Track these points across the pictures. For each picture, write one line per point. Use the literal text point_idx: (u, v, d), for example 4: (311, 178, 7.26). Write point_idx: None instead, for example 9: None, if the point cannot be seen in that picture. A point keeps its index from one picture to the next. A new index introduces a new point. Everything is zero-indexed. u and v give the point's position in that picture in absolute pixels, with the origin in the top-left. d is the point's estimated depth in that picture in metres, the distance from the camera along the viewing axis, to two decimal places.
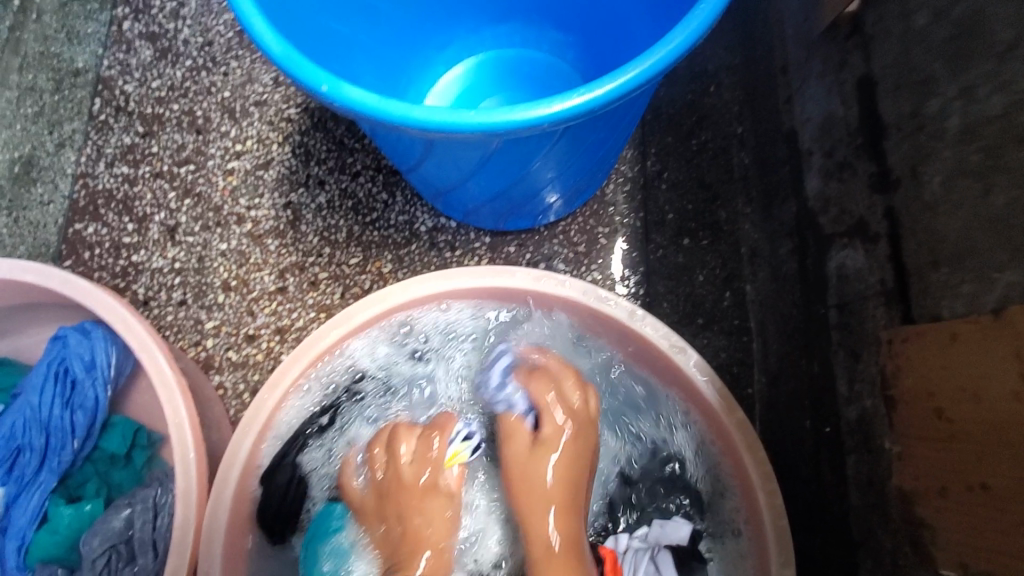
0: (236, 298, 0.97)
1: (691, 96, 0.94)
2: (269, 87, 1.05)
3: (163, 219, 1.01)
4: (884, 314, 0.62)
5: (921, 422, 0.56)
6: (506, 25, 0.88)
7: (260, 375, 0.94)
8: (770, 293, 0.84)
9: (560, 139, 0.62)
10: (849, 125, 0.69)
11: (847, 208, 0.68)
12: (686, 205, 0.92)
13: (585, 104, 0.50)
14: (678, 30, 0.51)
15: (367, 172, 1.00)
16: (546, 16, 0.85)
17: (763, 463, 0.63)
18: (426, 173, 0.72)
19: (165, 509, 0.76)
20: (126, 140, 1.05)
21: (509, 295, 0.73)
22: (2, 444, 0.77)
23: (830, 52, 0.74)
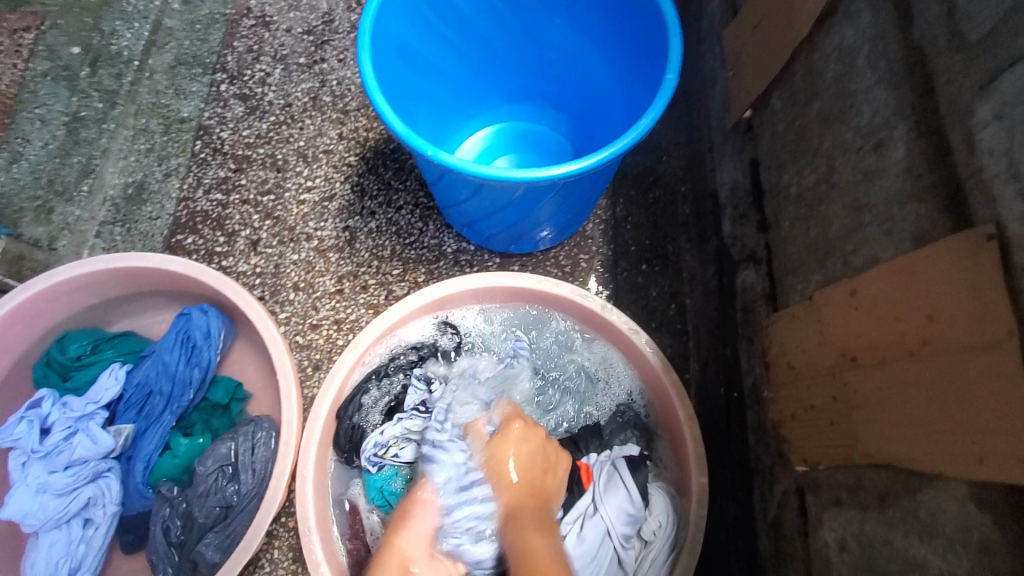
0: (304, 296, 1.26)
1: (648, 163, 1.30)
2: (334, 140, 1.39)
3: (248, 235, 1.31)
4: (765, 309, 0.96)
5: (782, 373, 0.88)
6: (519, 104, 1.23)
7: (320, 354, 1.22)
8: (702, 303, 1.17)
9: (560, 190, 0.96)
10: (746, 188, 1.04)
11: (746, 243, 1.03)
12: (644, 240, 1.26)
13: (581, 169, 0.84)
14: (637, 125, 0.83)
15: (408, 206, 1.33)
16: (549, 101, 1.22)
17: (687, 407, 0.94)
18: (465, 208, 1.05)
19: (260, 442, 1.01)
20: (220, 173, 1.36)
21: (518, 293, 1.05)
22: (137, 390, 1.04)
23: (736, 141, 1.10)
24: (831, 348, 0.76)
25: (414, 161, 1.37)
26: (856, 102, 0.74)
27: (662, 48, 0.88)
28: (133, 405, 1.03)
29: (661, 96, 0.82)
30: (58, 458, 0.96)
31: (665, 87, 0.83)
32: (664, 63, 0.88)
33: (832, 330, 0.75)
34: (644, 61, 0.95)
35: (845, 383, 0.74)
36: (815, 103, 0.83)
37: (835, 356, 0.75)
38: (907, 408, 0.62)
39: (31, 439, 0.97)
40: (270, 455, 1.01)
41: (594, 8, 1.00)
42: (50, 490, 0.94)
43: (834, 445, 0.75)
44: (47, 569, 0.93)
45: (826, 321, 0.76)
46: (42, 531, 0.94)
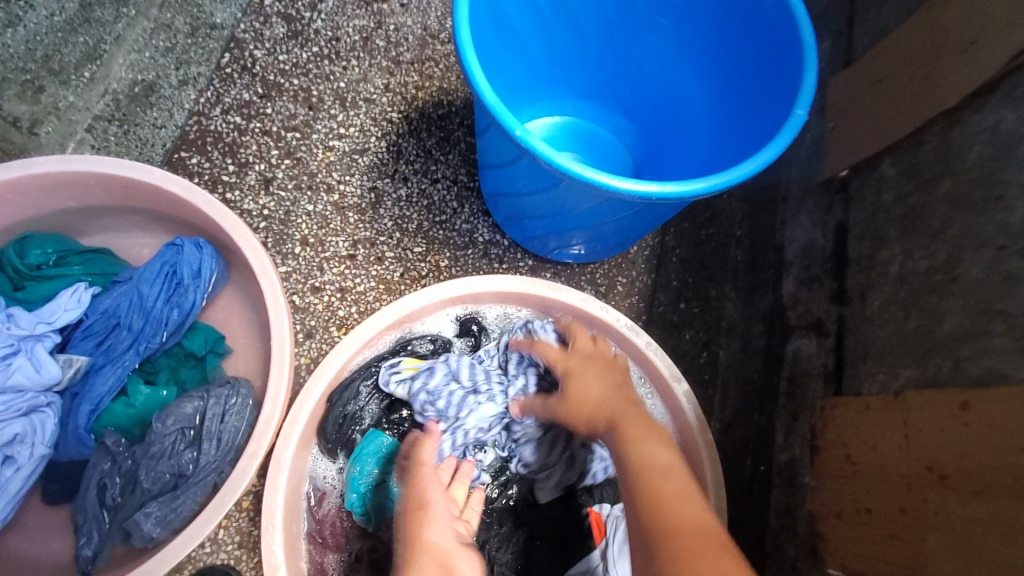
0: (311, 253, 1.12)
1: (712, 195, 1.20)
2: (379, 90, 1.24)
3: (262, 170, 1.16)
4: (822, 388, 0.89)
5: (834, 463, 0.81)
6: (584, 102, 1.11)
7: (316, 322, 1.09)
8: (738, 360, 1.07)
9: (633, 211, 0.83)
10: (824, 252, 0.96)
11: (811, 309, 0.96)
12: (688, 277, 1.15)
13: (683, 192, 0.70)
14: (757, 157, 0.71)
15: (445, 181, 1.20)
16: (618, 106, 1.09)
17: (718, 476, 0.85)
18: (522, 202, 0.93)
19: (232, 412, 0.86)
20: (244, 96, 1.20)
21: (554, 307, 0.93)
22: (101, 320, 0.88)
23: (821, 199, 1.02)
24: (913, 455, 0.69)
25: (461, 134, 1.24)
26: (1006, 195, 0.68)
27: (792, 83, 0.78)
28: (92, 335, 0.88)
29: (786, 133, 0.73)
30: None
31: (791, 124, 0.73)
32: (791, 99, 0.77)
33: (922, 436, 0.68)
34: (762, 90, 0.84)
35: (921, 497, 0.67)
36: (945, 182, 0.77)
37: (916, 467, 0.68)
38: (1006, 552, 0.57)
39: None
40: (241, 427, 0.86)
41: (710, 16, 0.88)
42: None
43: (890, 561, 0.68)
44: None
45: (916, 424, 0.69)
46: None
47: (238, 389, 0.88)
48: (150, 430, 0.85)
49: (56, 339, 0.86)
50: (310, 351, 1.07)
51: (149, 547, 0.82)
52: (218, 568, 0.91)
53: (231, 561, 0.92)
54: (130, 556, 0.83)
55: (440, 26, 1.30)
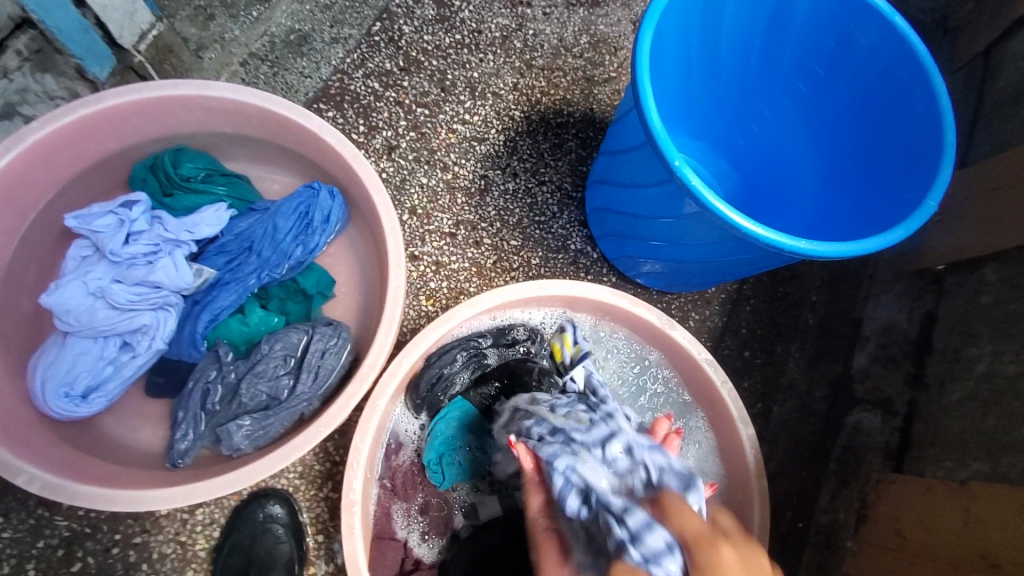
0: (416, 222, 1.19)
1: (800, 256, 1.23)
2: (508, 87, 1.31)
3: (388, 137, 1.23)
4: (880, 462, 0.94)
5: (883, 535, 0.85)
6: (700, 143, 1.15)
7: (408, 287, 1.15)
8: (793, 418, 1.10)
9: (744, 257, 0.88)
10: (907, 336, 1.01)
11: (881, 386, 1.01)
12: (758, 328, 1.19)
13: (811, 250, 0.75)
14: (886, 234, 0.76)
15: (550, 185, 1.26)
16: (730, 154, 1.14)
17: (764, 521, 0.88)
18: (636, 223, 0.98)
19: (332, 350, 0.93)
20: (386, 65, 1.27)
21: (637, 327, 0.99)
22: (234, 240, 0.96)
23: (912, 286, 1.07)
24: (972, 543, 0.73)
25: (574, 145, 1.30)
26: None
27: (926, 173, 0.82)
28: (224, 253, 0.95)
29: (915, 220, 0.77)
30: (128, 271, 0.88)
31: (920, 212, 0.78)
32: (922, 188, 0.82)
33: (984, 528, 0.73)
34: (890, 173, 0.88)
35: None
36: None
37: (969, 553, 0.73)
38: None
39: (112, 239, 0.88)
40: (336, 368, 0.92)
41: (852, 92, 0.94)
42: (107, 299, 0.87)
43: None
44: (63, 376, 0.85)
45: (980, 515, 0.74)
46: (77, 334, 0.87)
47: (341, 331, 0.95)
48: (257, 350, 0.92)
49: (192, 248, 0.93)
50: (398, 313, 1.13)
51: (233, 455, 0.88)
52: (281, 493, 0.97)
53: (290, 488, 0.98)
54: (213, 458, 0.90)
55: (575, 41, 1.37)
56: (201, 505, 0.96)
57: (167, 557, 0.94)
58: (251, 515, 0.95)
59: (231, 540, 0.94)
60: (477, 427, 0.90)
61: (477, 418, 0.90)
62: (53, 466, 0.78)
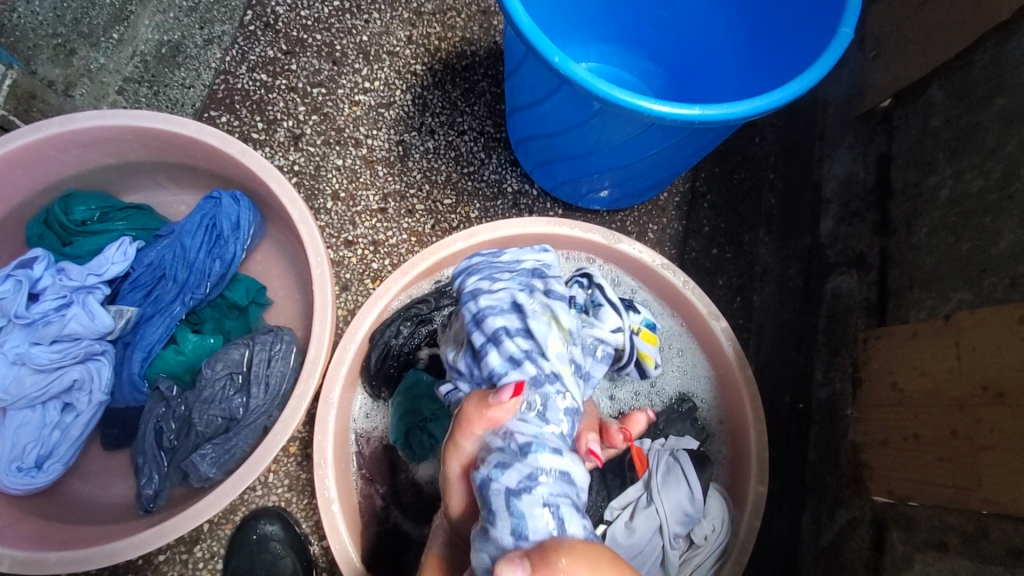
0: (342, 207, 1.13)
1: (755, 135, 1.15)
2: (402, 42, 1.23)
3: (290, 127, 1.16)
4: (865, 320, 0.89)
5: (880, 392, 0.81)
6: (612, 45, 1.05)
7: (351, 274, 1.10)
8: (774, 302, 1.06)
9: (667, 144, 0.81)
10: (866, 185, 0.95)
11: (851, 244, 0.95)
12: (720, 222, 1.13)
13: (728, 114, 0.68)
14: (804, 76, 0.69)
15: (472, 133, 1.19)
16: (647, 49, 1.03)
17: (757, 410, 0.84)
18: (555, 142, 0.92)
19: (278, 357, 0.88)
20: (268, 53, 1.19)
21: (586, 249, 0.93)
22: (148, 272, 0.91)
23: (861, 132, 1.00)
24: (966, 375, 0.69)
25: (486, 84, 1.22)
26: None
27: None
28: (141, 286, 0.91)
29: (833, 51, 0.70)
30: (43, 330, 0.83)
31: (837, 42, 0.71)
32: (836, 16, 0.74)
33: (974, 356, 0.68)
34: (802, 11, 0.80)
35: (972, 416, 0.67)
36: (999, 100, 0.75)
37: (969, 387, 0.68)
38: None
39: (17, 302, 0.83)
40: (287, 373, 0.88)
41: None
42: (30, 363, 0.82)
43: (937, 482, 0.70)
44: (9, 453, 0.81)
45: (969, 344, 0.69)
46: (11, 408, 0.82)
47: (283, 333, 0.90)
48: (200, 374, 0.88)
49: (106, 290, 0.89)
50: (347, 303, 1.08)
51: (205, 484, 0.85)
52: (271, 510, 0.94)
53: (281, 503, 0.96)
54: (188, 494, 0.87)
55: None
56: (196, 541, 0.94)
57: None
58: (245, 539, 0.92)
59: (233, 568, 0.92)
60: (432, 396, 0.85)
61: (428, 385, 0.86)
62: (20, 542, 0.76)
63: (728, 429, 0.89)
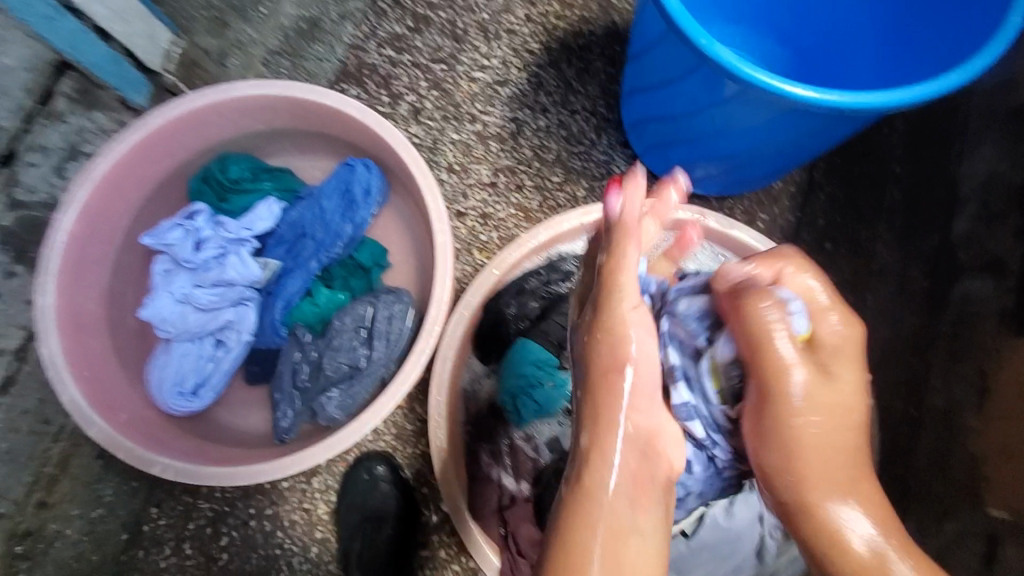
0: (455, 180, 1.19)
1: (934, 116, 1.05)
2: (521, 20, 1.25)
3: (412, 101, 1.22)
4: (996, 329, 0.83)
5: (1008, 405, 0.77)
6: (737, 27, 1.00)
7: (460, 245, 1.16)
8: (893, 303, 1.02)
9: (796, 132, 0.80)
10: (1013, 185, 0.88)
11: (988, 248, 0.89)
12: (837, 215, 1.11)
13: (877, 103, 0.66)
14: (961, 70, 0.66)
15: (583, 112, 1.20)
16: (774, 30, 0.99)
17: (872, 414, 0.82)
18: (676, 125, 0.92)
19: (400, 315, 0.95)
20: (396, 29, 1.26)
21: (698, 234, 0.94)
22: (290, 229, 1.01)
23: (1011, 128, 0.93)
24: None
25: (601, 64, 1.23)
26: None
27: None
28: (283, 242, 1.02)
29: (1002, 37, 0.67)
30: (204, 274, 0.96)
31: (1005, 30, 0.67)
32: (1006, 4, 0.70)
33: None
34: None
35: None
36: None
37: None
38: None
39: (183, 247, 0.96)
40: (405, 331, 0.95)
41: None
42: (192, 302, 0.95)
43: None
44: (172, 379, 0.94)
45: None
46: (176, 339, 0.96)
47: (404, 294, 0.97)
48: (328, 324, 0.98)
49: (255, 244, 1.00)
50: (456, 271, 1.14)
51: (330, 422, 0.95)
52: (379, 455, 1.04)
53: (390, 448, 1.05)
54: (313, 430, 0.97)
55: None
56: (315, 474, 1.05)
57: (296, 522, 1.04)
58: (356, 478, 1.02)
59: (345, 502, 1.02)
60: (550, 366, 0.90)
61: (547, 356, 0.90)
62: (183, 455, 0.89)
63: (836, 429, 0.88)
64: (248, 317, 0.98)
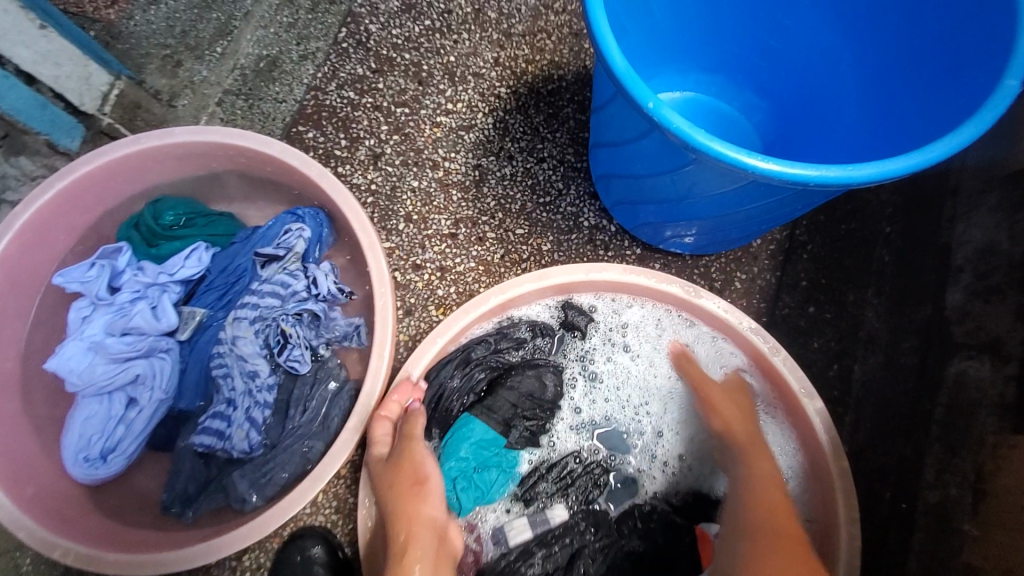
0: (414, 230, 1.11)
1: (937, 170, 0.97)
2: (488, 64, 1.20)
3: (371, 145, 1.16)
4: (995, 421, 0.74)
5: (1009, 514, 0.68)
6: (712, 75, 0.99)
7: (415, 300, 1.08)
8: (881, 376, 0.93)
9: (768, 202, 0.73)
10: (1012, 259, 0.80)
11: (986, 325, 0.80)
12: (821, 276, 1.05)
13: (852, 177, 0.59)
14: (945, 141, 0.59)
15: (551, 160, 1.14)
16: (752, 80, 0.97)
17: (853, 511, 0.73)
18: (641, 185, 0.85)
19: (323, 383, 0.91)
20: (358, 70, 1.21)
21: (664, 301, 0.86)
22: (221, 277, 0.95)
23: (1006, 194, 0.84)
24: None
25: (571, 110, 1.17)
26: None
27: (999, 46, 0.64)
28: (213, 289, 0.94)
29: (993, 107, 0.60)
30: (118, 320, 0.87)
31: (997, 97, 0.60)
32: (996, 68, 0.64)
33: None
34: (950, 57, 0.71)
35: None
36: None
37: None
38: None
39: (98, 287, 0.89)
40: (327, 399, 0.90)
41: None
42: (102, 352, 0.86)
43: None
44: (77, 443, 0.84)
45: None
46: (82, 396, 0.86)
47: (346, 295, 0.95)
48: (242, 305, 0.91)
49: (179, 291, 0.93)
50: (409, 329, 1.06)
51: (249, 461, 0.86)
52: (314, 533, 0.93)
53: (328, 526, 0.95)
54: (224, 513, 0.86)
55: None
56: (245, 552, 0.95)
57: None
58: (288, 559, 0.91)
59: None
60: (494, 445, 0.83)
61: (491, 436, 0.83)
62: (87, 537, 0.79)
63: (813, 523, 0.79)
64: (164, 371, 0.88)
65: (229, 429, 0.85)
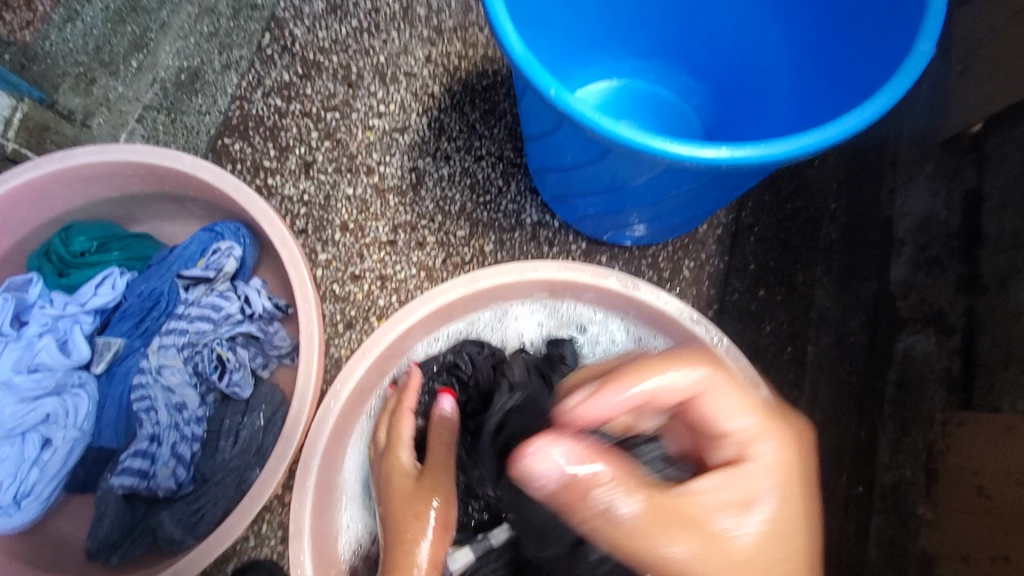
0: (351, 239, 1.07)
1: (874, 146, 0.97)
2: (420, 62, 1.16)
3: (302, 154, 1.11)
4: (944, 398, 0.75)
5: (961, 496, 0.69)
6: (643, 60, 0.96)
7: (355, 311, 1.04)
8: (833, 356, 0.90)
9: (695, 183, 0.70)
10: (949, 227, 0.80)
11: (929, 298, 0.80)
12: (768, 258, 0.98)
13: (764, 156, 0.57)
14: (858, 112, 0.57)
15: (489, 158, 1.10)
16: (682, 63, 0.95)
17: None
18: (569, 177, 0.82)
19: (253, 411, 0.86)
20: (284, 77, 1.16)
21: (603, 296, 0.84)
22: (138, 302, 0.90)
23: (943, 162, 0.84)
24: None
25: (507, 105, 1.13)
26: None
27: (912, 11, 0.63)
28: (129, 316, 0.90)
29: (905, 73, 0.58)
30: (26, 356, 0.83)
31: (911, 63, 0.58)
32: (911, 33, 0.63)
33: None
34: (867, 25, 0.69)
35: None
36: None
37: None
38: None
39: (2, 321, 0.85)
40: (259, 430, 0.85)
41: None
42: (11, 391, 0.82)
43: None
44: None
45: None
46: None
47: (284, 311, 0.91)
48: (169, 332, 0.86)
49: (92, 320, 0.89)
50: (351, 342, 1.02)
51: (178, 497, 0.82)
52: (260, 564, 0.86)
53: (274, 555, 0.91)
54: (155, 555, 0.82)
55: None
56: None
57: None
58: None
59: None
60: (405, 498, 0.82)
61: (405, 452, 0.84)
62: None
63: None
64: (78, 409, 0.84)
65: (154, 467, 0.81)
